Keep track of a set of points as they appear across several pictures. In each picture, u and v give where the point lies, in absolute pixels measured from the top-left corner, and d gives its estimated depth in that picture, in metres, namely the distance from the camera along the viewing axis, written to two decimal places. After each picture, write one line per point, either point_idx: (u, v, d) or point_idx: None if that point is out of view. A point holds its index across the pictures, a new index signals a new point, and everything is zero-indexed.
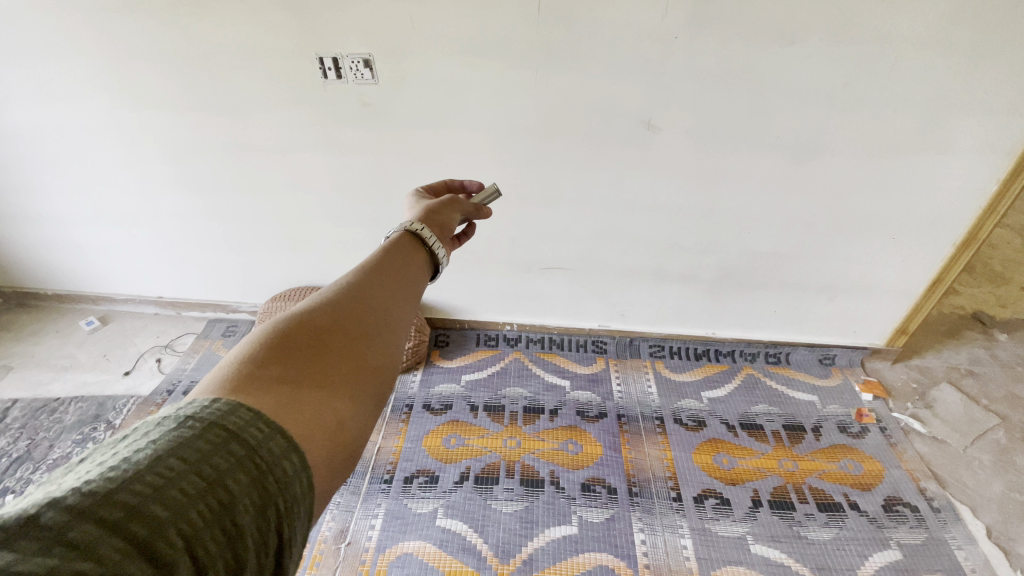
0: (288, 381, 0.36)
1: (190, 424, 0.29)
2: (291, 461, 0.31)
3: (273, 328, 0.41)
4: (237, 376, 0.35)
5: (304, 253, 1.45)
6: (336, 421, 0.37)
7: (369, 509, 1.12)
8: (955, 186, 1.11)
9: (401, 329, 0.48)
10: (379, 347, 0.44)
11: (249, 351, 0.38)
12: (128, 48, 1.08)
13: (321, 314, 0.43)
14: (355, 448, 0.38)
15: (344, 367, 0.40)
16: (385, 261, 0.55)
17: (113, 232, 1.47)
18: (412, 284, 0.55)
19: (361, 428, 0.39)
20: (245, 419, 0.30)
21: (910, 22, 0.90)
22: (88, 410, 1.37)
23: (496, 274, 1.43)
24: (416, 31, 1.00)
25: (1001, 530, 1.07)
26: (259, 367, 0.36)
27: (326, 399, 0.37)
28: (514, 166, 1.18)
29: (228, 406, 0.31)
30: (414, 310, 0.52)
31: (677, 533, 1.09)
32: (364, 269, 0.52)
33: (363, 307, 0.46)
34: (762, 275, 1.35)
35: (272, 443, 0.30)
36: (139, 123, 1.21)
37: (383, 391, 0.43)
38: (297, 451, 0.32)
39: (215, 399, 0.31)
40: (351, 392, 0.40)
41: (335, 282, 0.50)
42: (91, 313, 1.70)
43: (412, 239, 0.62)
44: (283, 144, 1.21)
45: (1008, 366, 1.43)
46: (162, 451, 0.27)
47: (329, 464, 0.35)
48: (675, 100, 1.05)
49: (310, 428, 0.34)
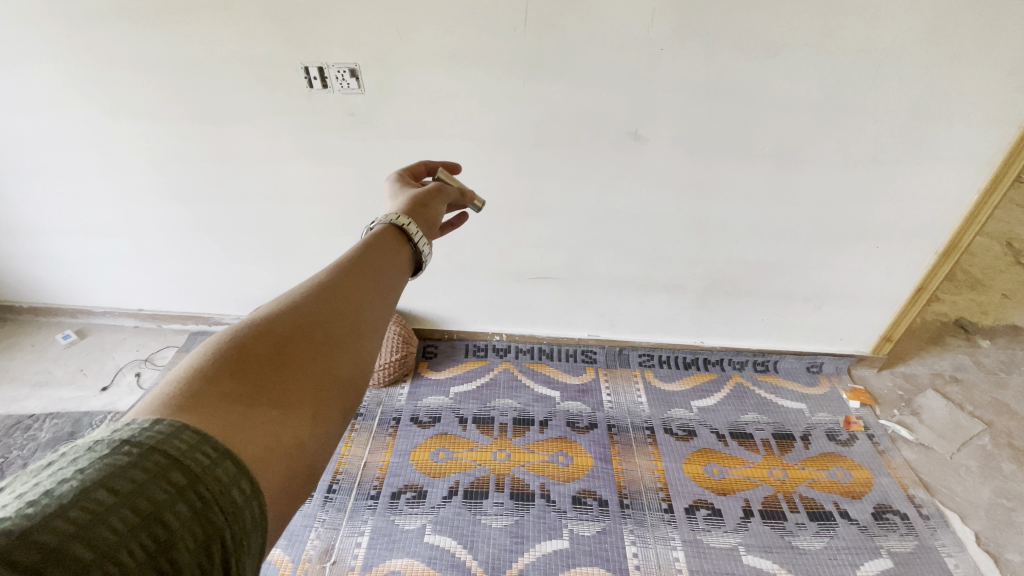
0: (242, 398, 0.35)
1: (125, 450, 0.27)
2: (241, 488, 0.30)
3: (231, 337, 0.39)
4: (185, 392, 0.33)
5: (289, 263, 1.43)
6: (296, 443, 0.35)
7: (355, 526, 1.10)
8: (936, 195, 1.13)
9: (373, 335, 0.47)
10: (348, 358, 0.43)
11: (201, 363, 0.36)
12: (108, 56, 1.06)
13: (285, 322, 0.42)
14: (317, 469, 0.37)
15: (307, 381, 0.39)
16: (362, 260, 0.54)
17: (92, 243, 1.44)
18: (391, 285, 0.54)
19: (324, 449, 0.38)
20: (190, 442, 0.29)
21: (888, 35, 0.92)
22: (63, 427, 1.33)
23: (485, 284, 1.42)
24: (403, 41, 1.00)
25: (990, 536, 1.08)
26: (212, 382, 0.34)
27: (285, 417, 0.36)
28: (503, 176, 1.18)
29: (172, 428, 0.29)
30: (390, 314, 0.51)
31: (668, 545, 1.08)
32: (339, 269, 0.51)
33: (333, 314, 0.45)
34: (749, 284, 1.36)
35: (220, 470, 0.29)
36: (119, 132, 1.19)
37: (350, 405, 0.42)
38: (249, 477, 0.30)
39: (156, 420, 0.29)
40: (314, 407, 0.38)
41: (305, 283, 0.48)
42: (68, 326, 1.65)
43: (396, 233, 0.61)
44: (268, 154, 1.19)
45: (991, 372, 1.45)
46: (90, 483, 0.26)
47: (288, 491, 0.34)
48: (662, 111, 1.06)
49: (264, 451, 0.33)
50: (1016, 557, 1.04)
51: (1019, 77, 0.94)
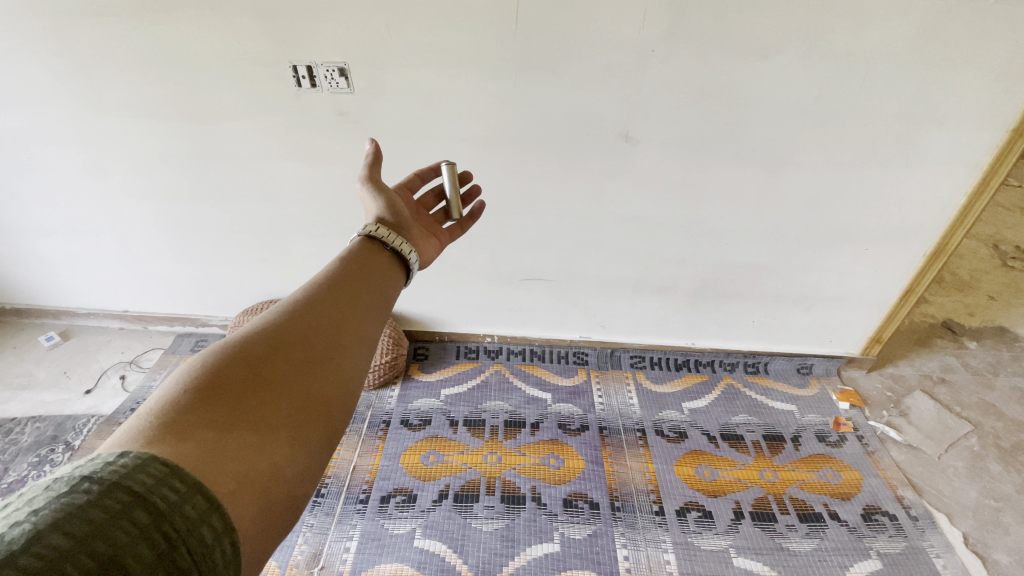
0: (217, 425, 0.35)
1: (85, 488, 0.28)
2: (211, 525, 0.30)
3: (205, 362, 0.39)
4: (157, 424, 0.33)
5: (276, 264, 1.41)
6: (271, 469, 0.35)
7: (344, 531, 1.08)
8: (924, 198, 1.14)
9: (357, 348, 0.47)
10: (331, 374, 0.43)
11: (173, 391, 0.36)
12: (90, 55, 1.04)
13: (261, 342, 0.41)
14: (297, 495, 0.37)
15: (285, 402, 0.39)
16: (341, 273, 0.53)
17: (76, 244, 1.41)
18: (376, 294, 0.53)
19: (306, 473, 0.38)
20: (156, 476, 0.29)
21: (877, 39, 0.93)
22: (46, 430, 1.30)
23: (476, 285, 1.41)
24: (393, 41, 0.99)
25: (978, 537, 1.09)
26: (184, 411, 0.34)
27: (263, 443, 0.36)
28: (494, 176, 1.17)
29: (137, 461, 0.30)
30: (377, 324, 0.51)
31: (659, 548, 1.07)
32: (317, 284, 0.50)
33: (312, 331, 0.44)
34: (740, 285, 1.36)
35: (188, 505, 0.30)
36: (102, 132, 1.17)
37: (336, 423, 0.42)
38: (220, 512, 0.31)
39: (122, 453, 0.30)
40: (294, 429, 0.38)
41: (283, 300, 0.48)
42: (52, 328, 1.62)
43: (374, 244, 0.60)
44: (256, 154, 1.18)
45: (978, 373, 1.47)
46: (43, 526, 0.26)
47: (261, 518, 0.34)
48: (653, 112, 1.05)
49: (237, 482, 0.33)
50: (1004, 558, 1.05)
51: (1005, 82, 0.95)
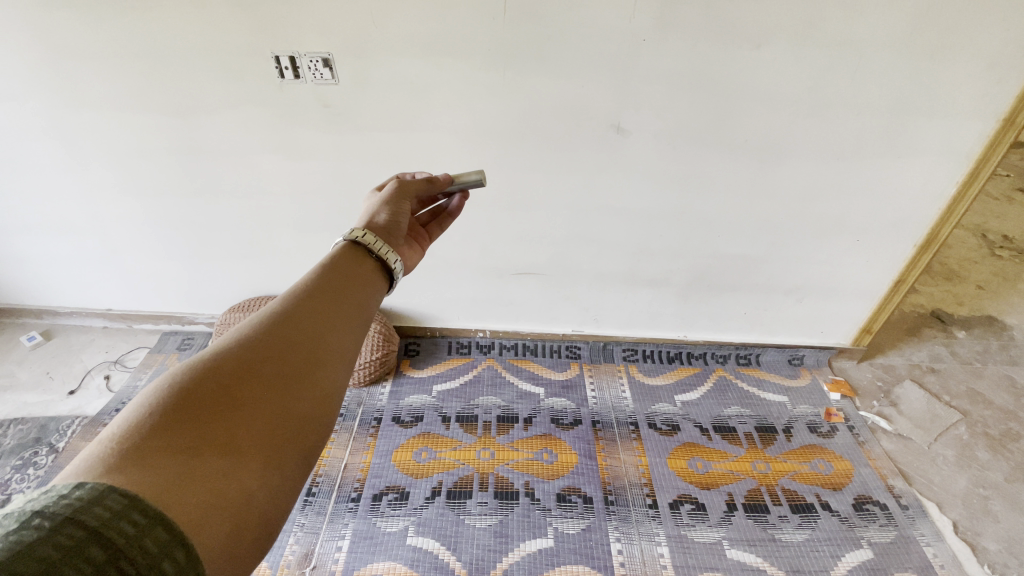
0: (183, 451, 0.33)
1: (35, 524, 0.26)
2: (174, 558, 0.29)
3: (173, 381, 0.37)
4: (118, 451, 0.32)
5: (263, 259, 1.38)
6: (242, 494, 0.34)
7: (335, 530, 1.07)
8: (915, 188, 1.13)
9: (336, 363, 0.46)
10: (307, 392, 0.42)
11: (138, 416, 0.34)
12: (63, 47, 1.01)
13: (233, 360, 0.40)
14: (270, 519, 0.36)
15: (257, 424, 0.38)
16: (320, 281, 0.51)
17: (55, 241, 1.37)
18: (357, 303, 0.52)
19: (279, 493, 0.37)
20: (113, 509, 0.28)
21: (870, 29, 0.92)
22: (29, 433, 1.27)
23: (467, 280, 1.40)
24: (378, 30, 0.96)
25: (967, 524, 1.10)
26: (148, 436, 0.33)
27: (232, 468, 0.35)
28: (484, 169, 1.15)
29: (93, 494, 0.28)
30: (357, 337, 0.49)
31: (653, 541, 1.07)
32: (295, 294, 0.48)
33: (288, 346, 0.43)
34: (732, 277, 1.35)
35: (149, 539, 0.28)
36: (78, 125, 1.13)
37: (312, 442, 0.41)
38: (183, 544, 0.30)
39: (77, 485, 0.28)
40: (266, 453, 0.37)
41: (260, 312, 0.46)
42: (33, 328, 1.58)
43: (358, 249, 0.58)
44: (239, 147, 1.15)
45: (967, 362, 1.48)
46: None
47: (231, 544, 0.33)
48: (645, 103, 1.04)
49: (203, 511, 0.32)
50: (993, 545, 1.06)
51: (997, 70, 0.94)
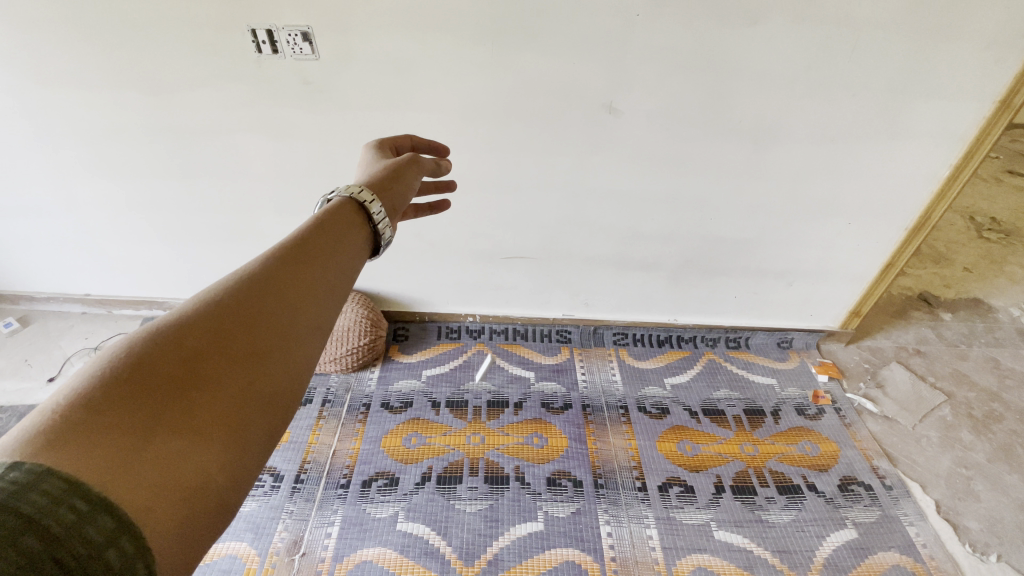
0: (135, 430, 0.30)
1: None
2: (120, 547, 0.26)
3: (128, 348, 0.34)
4: (60, 425, 0.28)
5: (245, 243, 1.34)
6: (200, 476, 0.32)
7: (324, 516, 1.07)
8: (909, 170, 1.12)
9: (310, 339, 0.43)
10: (276, 368, 0.39)
11: (84, 386, 0.31)
12: (22, 20, 0.95)
13: (199, 330, 0.37)
14: (228, 503, 0.33)
15: (221, 399, 0.35)
16: (305, 245, 0.48)
17: (28, 224, 1.32)
18: (340, 273, 0.50)
19: (239, 476, 0.34)
20: (51, 495, 0.25)
21: (870, 6, 0.89)
22: (7, 422, 1.24)
23: (456, 264, 1.37)
24: (360, 2, 0.91)
25: (949, 504, 1.12)
26: (96, 411, 0.30)
27: (190, 447, 0.32)
28: (473, 150, 1.12)
29: (31, 477, 0.25)
30: (334, 310, 0.47)
31: (642, 523, 1.08)
32: (271, 258, 0.46)
33: (260, 316, 0.40)
34: (722, 261, 1.35)
35: (91, 527, 0.25)
36: (45, 102, 1.07)
37: (277, 422, 0.38)
38: (130, 532, 0.27)
39: (12, 466, 0.25)
40: (228, 430, 0.35)
41: (228, 276, 0.43)
42: (9, 314, 1.53)
43: (357, 212, 0.55)
44: (217, 127, 1.10)
45: (952, 344, 1.50)
46: None
47: (184, 531, 0.30)
48: (638, 82, 1.01)
49: (153, 495, 0.29)
50: (974, 524, 1.08)
51: (996, 50, 0.92)
